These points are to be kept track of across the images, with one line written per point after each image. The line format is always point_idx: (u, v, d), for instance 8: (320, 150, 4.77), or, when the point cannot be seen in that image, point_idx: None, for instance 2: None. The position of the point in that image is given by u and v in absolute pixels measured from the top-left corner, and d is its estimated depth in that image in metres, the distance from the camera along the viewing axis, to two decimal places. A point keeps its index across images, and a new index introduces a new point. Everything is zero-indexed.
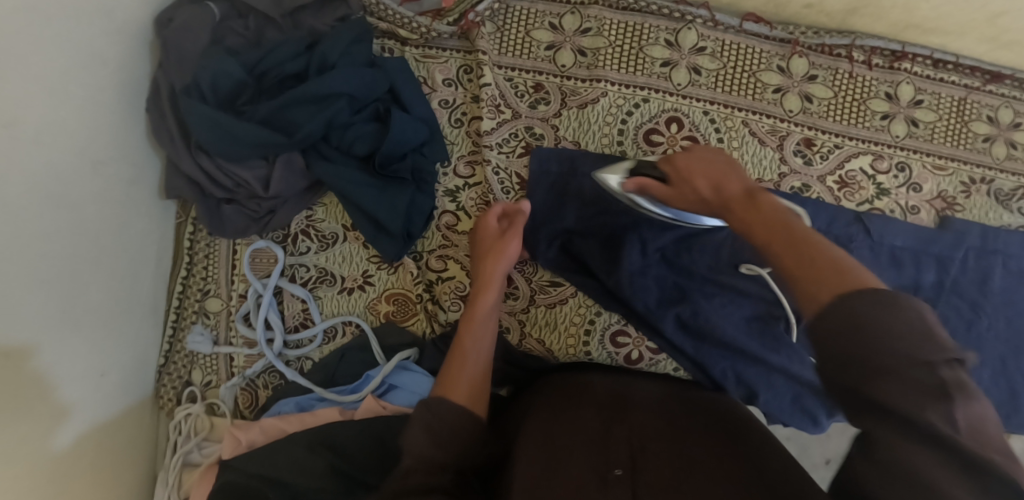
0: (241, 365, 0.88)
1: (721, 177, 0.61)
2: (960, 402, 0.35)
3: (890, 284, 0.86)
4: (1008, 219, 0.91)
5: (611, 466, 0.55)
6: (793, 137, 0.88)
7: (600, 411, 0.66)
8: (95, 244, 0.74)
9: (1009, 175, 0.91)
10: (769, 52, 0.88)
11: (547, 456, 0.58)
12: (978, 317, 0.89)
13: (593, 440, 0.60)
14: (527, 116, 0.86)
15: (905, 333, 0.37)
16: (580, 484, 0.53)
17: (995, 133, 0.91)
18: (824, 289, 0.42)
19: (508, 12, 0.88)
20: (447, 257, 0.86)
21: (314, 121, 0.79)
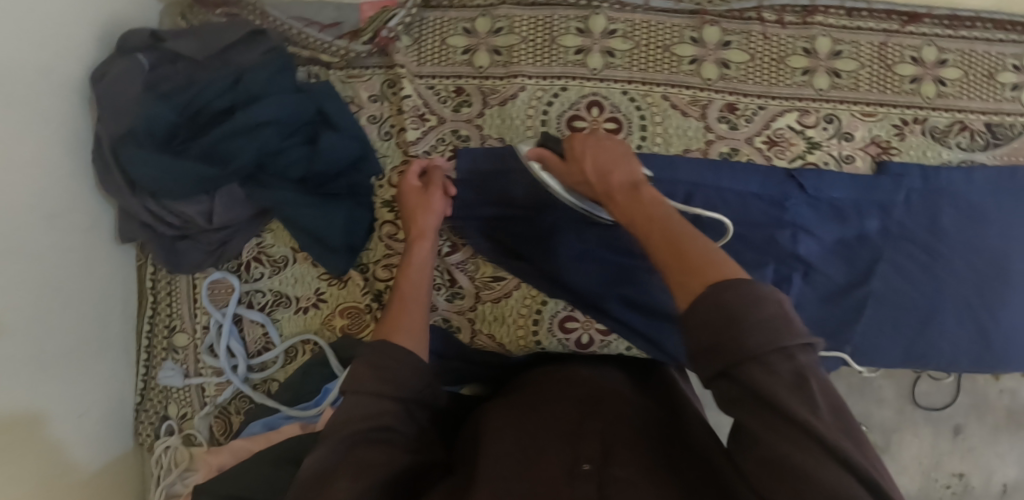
0: (211, 394, 0.91)
1: (605, 163, 0.67)
2: (815, 387, 0.41)
3: (837, 237, 0.88)
4: (948, 155, 0.91)
5: (580, 460, 0.54)
6: (715, 105, 0.88)
7: (571, 407, 0.65)
8: (61, 291, 0.79)
9: (941, 112, 0.91)
10: (680, 25, 0.89)
11: (518, 449, 0.57)
12: (936, 260, 0.90)
13: (560, 434, 0.59)
14: (452, 120, 0.89)
15: (767, 323, 0.42)
16: (553, 479, 0.52)
17: (922, 73, 0.91)
18: (694, 283, 0.46)
19: (423, 23, 0.90)
20: (393, 266, 0.88)
21: (246, 150, 0.82)
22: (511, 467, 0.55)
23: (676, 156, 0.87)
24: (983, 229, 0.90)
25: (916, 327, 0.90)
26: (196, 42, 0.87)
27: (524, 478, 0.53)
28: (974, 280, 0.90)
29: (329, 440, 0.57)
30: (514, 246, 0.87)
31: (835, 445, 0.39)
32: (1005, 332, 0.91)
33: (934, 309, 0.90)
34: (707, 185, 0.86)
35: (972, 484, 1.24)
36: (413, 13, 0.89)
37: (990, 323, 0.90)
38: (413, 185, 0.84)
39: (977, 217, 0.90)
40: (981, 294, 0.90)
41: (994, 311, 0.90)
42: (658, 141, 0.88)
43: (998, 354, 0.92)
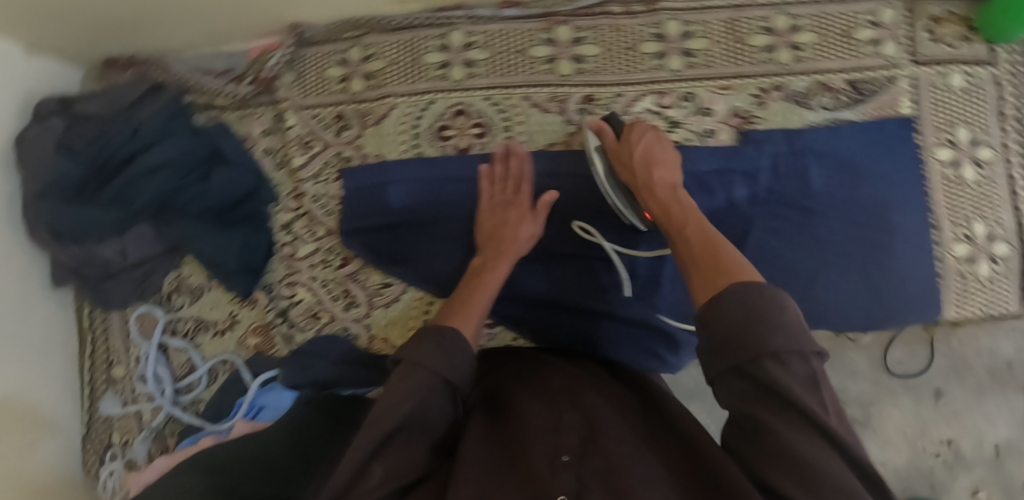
0: (147, 419, 0.97)
1: (659, 163, 0.78)
2: (823, 387, 0.49)
3: (707, 209, 0.91)
4: (813, 117, 0.93)
5: (561, 451, 0.55)
6: (573, 98, 0.93)
7: (549, 398, 0.66)
8: (14, 337, 0.87)
9: (800, 77, 0.94)
10: (533, 29, 0.95)
11: (505, 450, 0.58)
12: (812, 220, 0.92)
13: (542, 428, 0.60)
14: (335, 144, 0.97)
15: (790, 327, 0.50)
16: (532, 475, 0.53)
17: (775, 41, 0.94)
18: (724, 280, 0.56)
19: (301, 59, 0.98)
20: (295, 282, 0.96)
21: (149, 191, 0.90)
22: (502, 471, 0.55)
23: (539, 152, 0.92)
24: (856, 181, 0.93)
25: (800, 287, 0.92)
26: (104, 101, 0.95)
27: (516, 476, 0.54)
28: (854, 233, 0.92)
29: (359, 442, 0.57)
30: (399, 252, 0.93)
31: (835, 435, 0.47)
32: (896, 279, 0.92)
33: (815, 268, 0.92)
34: (570, 174, 0.91)
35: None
36: (289, 52, 0.97)
37: (878, 277, 0.92)
38: (523, 202, 0.89)
39: (848, 173, 0.92)
40: (863, 245, 0.92)
41: (880, 265, 0.92)
42: (522, 139, 0.93)
43: (892, 308, 0.93)
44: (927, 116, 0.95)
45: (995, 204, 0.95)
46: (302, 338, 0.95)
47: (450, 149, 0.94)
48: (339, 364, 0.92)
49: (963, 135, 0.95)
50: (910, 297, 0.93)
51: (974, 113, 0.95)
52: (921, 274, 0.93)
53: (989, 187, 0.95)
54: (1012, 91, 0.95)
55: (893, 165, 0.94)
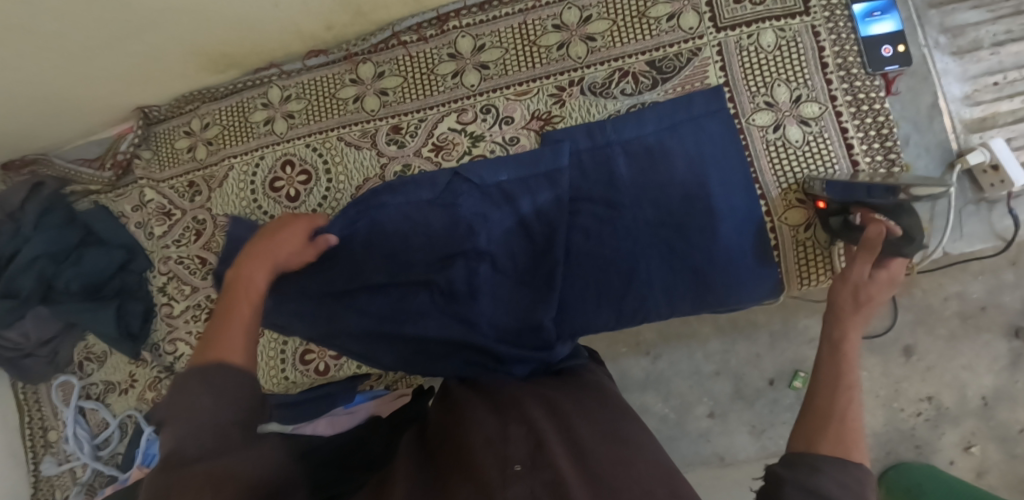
0: (79, 475, 1.10)
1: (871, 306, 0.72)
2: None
3: (514, 220, 0.92)
4: (615, 106, 0.92)
5: (511, 461, 0.60)
6: (382, 131, 0.98)
7: (498, 415, 0.71)
8: None
9: (596, 67, 0.93)
10: (338, 73, 1.00)
11: (459, 463, 0.63)
12: (624, 212, 0.90)
13: (490, 438, 0.65)
14: (191, 209, 1.05)
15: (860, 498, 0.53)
16: (484, 480, 0.58)
17: (567, 37, 0.94)
18: (842, 447, 0.58)
19: (155, 138, 1.08)
20: (176, 338, 1.05)
21: (30, 280, 1.02)
22: (460, 479, 0.60)
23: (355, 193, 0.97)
24: (665, 165, 0.89)
25: (622, 282, 0.91)
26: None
27: (470, 481, 0.58)
28: (668, 219, 0.89)
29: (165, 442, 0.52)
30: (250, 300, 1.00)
31: None
32: (724, 260, 0.89)
33: (635, 260, 0.90)
34: (378, 208, 0.94)
35: (946, 404, 1.16)
36: (140, 133, 1.07)
37: (701, 260, 0.89)
38: (283, 242, 0.81)
39: (657, 156, 0.89)
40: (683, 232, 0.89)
41: (703, 246, 0.89)
42: (341, 179, 0.99)
43: (720, 290, 0.89)
44: (739, 81, 0.91)
45: (827, 161, 0.89)
46: None
47: (282, 198, 1.01)
48: None
49: (782, 94, 0.90)
50: (742, 278, 0.89)
51: (791, 69, 0.90)
52: (745, 250, 0.89)
53: (818, 144, 0.89)
54: (828, 37, 0.90)
55: (705, 143, 0.89)
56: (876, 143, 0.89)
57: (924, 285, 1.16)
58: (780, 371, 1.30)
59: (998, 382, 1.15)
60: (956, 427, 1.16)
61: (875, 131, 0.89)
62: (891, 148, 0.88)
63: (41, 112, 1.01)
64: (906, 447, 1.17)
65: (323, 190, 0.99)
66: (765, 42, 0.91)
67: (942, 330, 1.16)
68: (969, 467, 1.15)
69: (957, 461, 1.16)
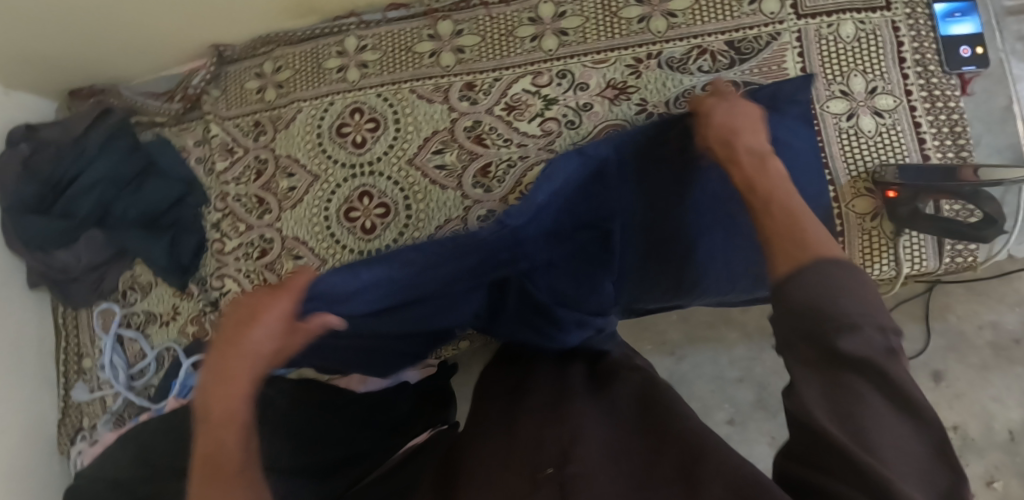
0: (109, 404, 1.10)
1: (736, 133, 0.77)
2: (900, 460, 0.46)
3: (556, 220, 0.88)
4: (692, 82, 0.93)
5: (541, 469, 0.59)
6: (455, 86, 0.99)
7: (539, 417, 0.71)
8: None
9: (675, 42, 0.94)
10: (417, 27, 1.02)
11: (494, 468, 0.63)
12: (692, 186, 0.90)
13: (530, 443, 0.65)
14: (254, 148, 1.06)
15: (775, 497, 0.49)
16: (517, 491, 0.58)
17: (649, 12, 0.95)
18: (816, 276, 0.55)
19: (225, 77, 1.09)
20: (225, 275, 1.04)
21: (88, 204, 1.04)
22: (503, 478, 0.61)
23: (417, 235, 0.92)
24: None
25: (684, 257, 0.91)
26: (62, 128, 1.08)
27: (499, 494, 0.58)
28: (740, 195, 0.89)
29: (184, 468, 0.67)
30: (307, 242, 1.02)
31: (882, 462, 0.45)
32: None
33: (702, 235, 0.90)
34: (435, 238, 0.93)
35: (971, 435, 1.19)
36: (212, 70, 1.09)
37: None
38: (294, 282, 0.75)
39: None
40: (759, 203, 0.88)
41: None
42: (410, 130, 1.00)
43: None
44: (817, 67, 0.92)
45: (899, 153, 0.89)
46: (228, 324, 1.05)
47: (347, 144, 1.02)
48: None
49: (859, 85, 0.91)
50: None
51: (868, 61, 0.91)
52: None
53: (891, 136, 0.90)
54: (908, 34, 0.91)
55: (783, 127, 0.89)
56: (949, 140, 0.89)
57: (958, 311, 1.23)
58: None
59: None
60: (979, 458, 1.18)
61: (949, 128, 0.90)
62: (963, 146, 0.89)
63: (122, 34, 1.03)
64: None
65: (390, 140, 1.00)
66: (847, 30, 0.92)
67: (973, 359, 1.22)
68: None
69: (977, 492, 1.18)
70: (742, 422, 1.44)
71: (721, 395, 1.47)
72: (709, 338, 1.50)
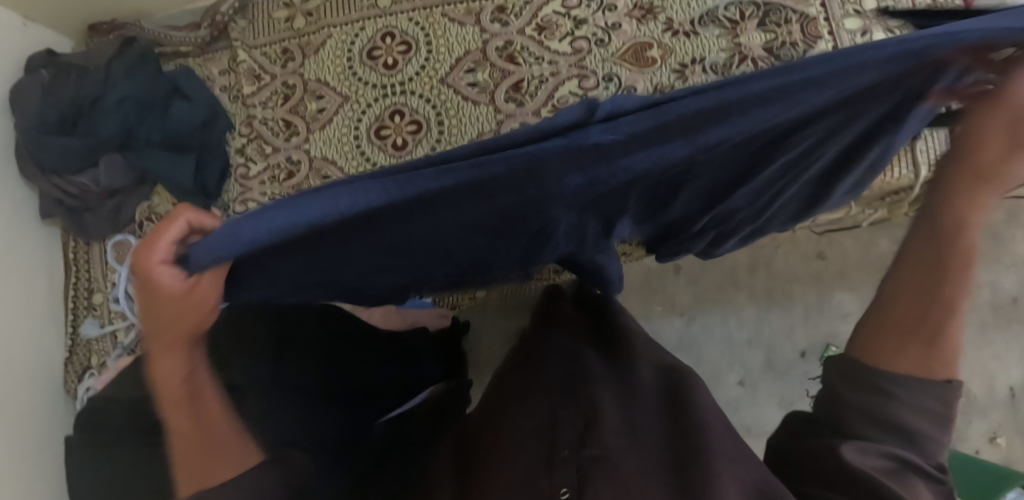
0: (122, 339, 1.07)
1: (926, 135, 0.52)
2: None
3: None
4: None
5: (559, 446, 0.52)
6: (486, 11, 0.99)
7: (552, 392, 0.62)
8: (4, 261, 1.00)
9: None
10: None
11: (507, 441, 0.56)
12: None
13: (545, 419, 0.57)
14: (281, 75, 1.05)
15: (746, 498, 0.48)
16: (530, 468, 0.51)
17: None
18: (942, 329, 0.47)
19: (251, 6, 1.08)
20: (248, 199, 1.02)
21: (113, 125, 1.00)
22: (505, 458, 0.53)
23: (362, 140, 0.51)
24: None
25: None
26: (84, 57, 1.06)
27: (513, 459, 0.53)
28: None
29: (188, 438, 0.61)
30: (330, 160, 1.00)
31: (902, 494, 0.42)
32: None
33: None
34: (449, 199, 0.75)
35: (974, 394, 1.16)
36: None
37: None
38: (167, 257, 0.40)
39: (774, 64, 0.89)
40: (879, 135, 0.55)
41: None
42: (442, 52, 0.99)
43: None
44: None
45: None
46: None
47: (377, 66, 1.01)
48: None
49: None
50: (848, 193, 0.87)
51: None
52: None
53: None
54: None
55: None
56: None
57: None
58: None
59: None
60: (983, 418, 1.15)
61: None
62: None
63: None
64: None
65: (421, 62, 1.00)
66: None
67: (973, 316, 1.17)
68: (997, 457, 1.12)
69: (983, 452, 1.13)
70: (752, 384, 1.41)
71: (731, 357, 1.44)
72: (718, 300, 1.47)
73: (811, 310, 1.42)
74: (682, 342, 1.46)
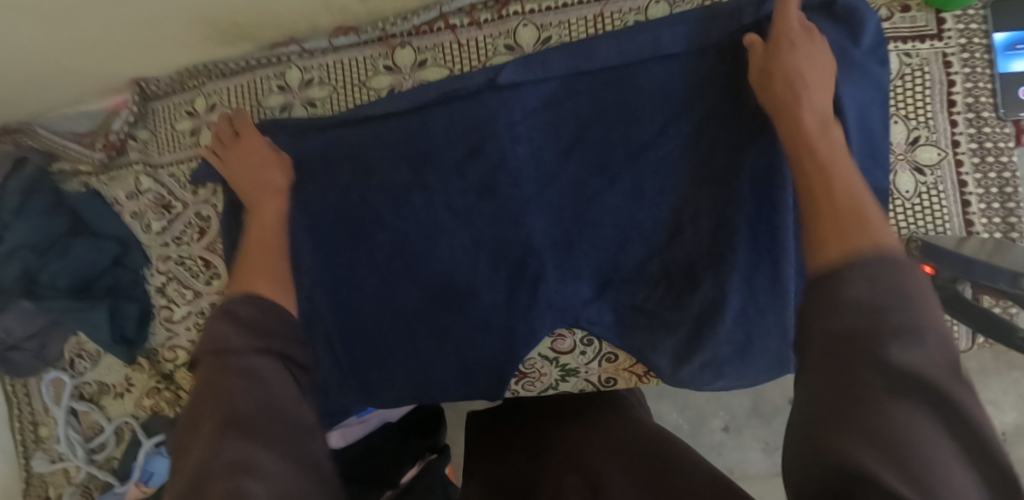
0: (74, 475, 1.03)
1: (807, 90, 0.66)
2: None
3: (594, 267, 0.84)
4: (677, 100, 0.79)
5: None
6: (408, 125, 0.84)
7: (556, 469, 0.67)
8: None
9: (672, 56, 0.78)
10: (371, 56, 0.87)
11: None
12: (697, 279, 0.80)
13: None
14: (194, 204, 0.92)
15: None
16: None
17: (640, 15, 0.82)
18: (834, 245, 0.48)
19: (154, 113, 0.94)
20: (177, 346, 0.95)
21: (13, 271, 0.91)
22: None
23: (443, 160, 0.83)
24: (773, 219, 0.77)
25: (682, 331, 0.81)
26: None
27: None
28: (740, 281, 0.78)
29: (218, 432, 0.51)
30: None
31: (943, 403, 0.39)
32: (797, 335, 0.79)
33: (705, 314, 0.80)
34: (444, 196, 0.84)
35: None
36: (135, 110, 0.92)
37: (760, 322, 0.79)
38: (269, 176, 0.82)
39: (746, 197, 0.77)
40: (775, 212, 0.76)
41: (774, 302, 0.78)
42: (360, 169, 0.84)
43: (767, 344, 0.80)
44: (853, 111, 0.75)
45: (939, 218, 0.76)
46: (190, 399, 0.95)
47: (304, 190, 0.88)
48: None
49: (898, 134, 0.76)
50: None
51: (910, 104, 0.76)
52: None
53: (932, 197, 0.76)
54: (961, 70, 0.75)
55: None
56: (996, 202, 0.76)
57: None
58: None
59: None
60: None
61: (998, 189, 0.76)
62: (1012, 210, 0.76)
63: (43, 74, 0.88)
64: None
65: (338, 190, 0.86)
66: (838, 22, 0.73)
67: (975, 364, 1.16)
68: None
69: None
70: (738, 429, 1.37)
71: (717, 403, 1.38)
72: None
73: None
74: (667, 388, 1.39)
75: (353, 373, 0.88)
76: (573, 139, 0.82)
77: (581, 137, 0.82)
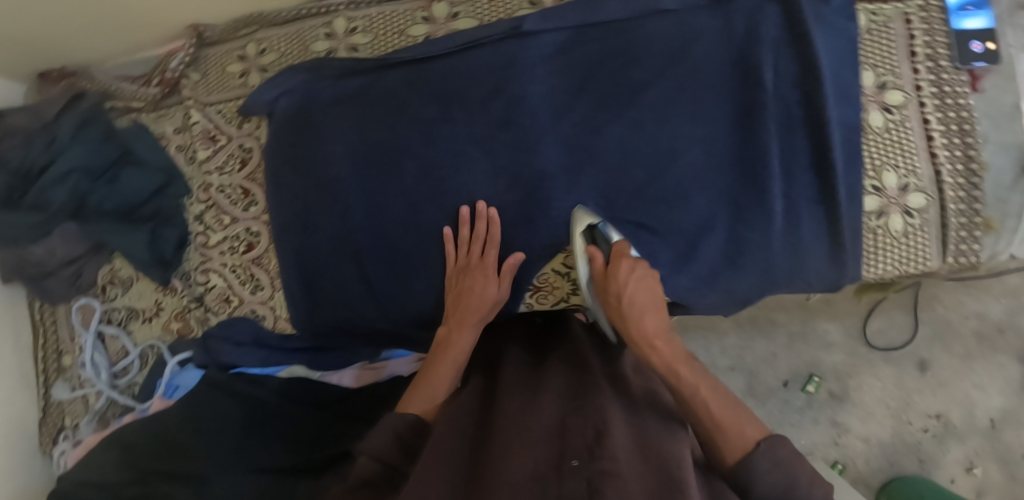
0: (92, 403, 1.06)
1: None
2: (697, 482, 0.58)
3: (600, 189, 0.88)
4: (677, 41, 0.86)
5: (570, 455, 0.56)
6: (436, 62, 0.92)
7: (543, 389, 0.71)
8: None
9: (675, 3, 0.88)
10: (410, 9, 0.99)
11: (516, 433, 0.61)
12: (693, 200, 0.87)
13: (546, 430, 0.61)
14: (237, 137, 1.01)
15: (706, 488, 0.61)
16: (539, 468, 0.55)
17: None
18: None
19: (206, 59, 1.05)
20: (208, 269, 1.02)
21: (62, 195, 0.96)
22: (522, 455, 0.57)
23: (467, 89, 0.89)
24: (764, 145, 0.85)
25: (683, 248, 0.89)
26: (31, 115, 1.01)
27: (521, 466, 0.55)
28: (730, 202, 0.87)
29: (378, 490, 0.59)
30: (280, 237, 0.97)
31: None
32: (783, 255, 0.88)
33: (703, 230, 0.88)
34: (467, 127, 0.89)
35: (953, 422, 1.27)
36: (191, 53, 1.03)
37: (749, 241, 0.87)
38: (487, 270, 0.88)
39: (740, 128, 0.86)
40: (767, 138, 0.85)
41: (765, 224, 0.87)
42: (388, 99, 0.91)
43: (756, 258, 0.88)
44: (832, 54, 0.86)
45: (905, 151, 0.88)
46: (217, 320, 1.02)
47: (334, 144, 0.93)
48: (247, 344, 1.01)
49: (867, 79, 0.89)
50: (813, 259, 0.88)
51: (877, 54, 0.89)
52: (808, 229, 0.87)
53: (898, 134, 0.88)
54: (919, 26, 0.88)
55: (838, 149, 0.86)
56: (956, 138, 0.88)
57: (945, 302, 1.29)
58: (794, 373, 1.33)
59: (1006, 403, 1.25)
60: (962, 445, 1.26)
61: (956, 126, 0.88)
62: (970, 144, 0.87)
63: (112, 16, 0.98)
64: (910, 460, 1.27)
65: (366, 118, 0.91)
66: None
67: (957, 348, 1.28)
68: (971, 486, 1.25)
69: (957, 479, 1.26)
70: None
71: None
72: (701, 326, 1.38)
73: (795, 338, 1.34)
74: None
75: (376, 291, 0.93)
76: (581, 82, 0.88)
77: (589, 80, 0.88)
